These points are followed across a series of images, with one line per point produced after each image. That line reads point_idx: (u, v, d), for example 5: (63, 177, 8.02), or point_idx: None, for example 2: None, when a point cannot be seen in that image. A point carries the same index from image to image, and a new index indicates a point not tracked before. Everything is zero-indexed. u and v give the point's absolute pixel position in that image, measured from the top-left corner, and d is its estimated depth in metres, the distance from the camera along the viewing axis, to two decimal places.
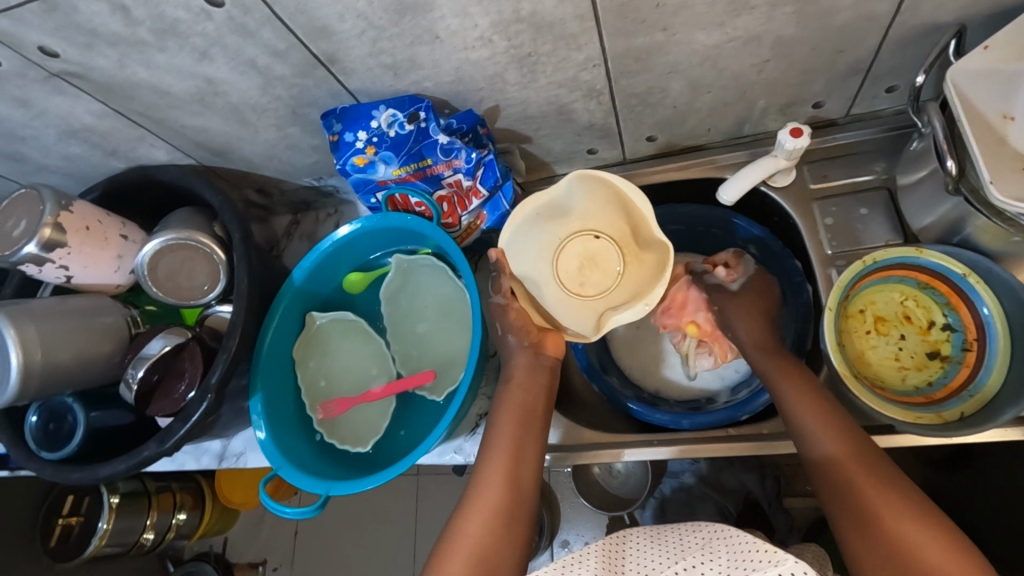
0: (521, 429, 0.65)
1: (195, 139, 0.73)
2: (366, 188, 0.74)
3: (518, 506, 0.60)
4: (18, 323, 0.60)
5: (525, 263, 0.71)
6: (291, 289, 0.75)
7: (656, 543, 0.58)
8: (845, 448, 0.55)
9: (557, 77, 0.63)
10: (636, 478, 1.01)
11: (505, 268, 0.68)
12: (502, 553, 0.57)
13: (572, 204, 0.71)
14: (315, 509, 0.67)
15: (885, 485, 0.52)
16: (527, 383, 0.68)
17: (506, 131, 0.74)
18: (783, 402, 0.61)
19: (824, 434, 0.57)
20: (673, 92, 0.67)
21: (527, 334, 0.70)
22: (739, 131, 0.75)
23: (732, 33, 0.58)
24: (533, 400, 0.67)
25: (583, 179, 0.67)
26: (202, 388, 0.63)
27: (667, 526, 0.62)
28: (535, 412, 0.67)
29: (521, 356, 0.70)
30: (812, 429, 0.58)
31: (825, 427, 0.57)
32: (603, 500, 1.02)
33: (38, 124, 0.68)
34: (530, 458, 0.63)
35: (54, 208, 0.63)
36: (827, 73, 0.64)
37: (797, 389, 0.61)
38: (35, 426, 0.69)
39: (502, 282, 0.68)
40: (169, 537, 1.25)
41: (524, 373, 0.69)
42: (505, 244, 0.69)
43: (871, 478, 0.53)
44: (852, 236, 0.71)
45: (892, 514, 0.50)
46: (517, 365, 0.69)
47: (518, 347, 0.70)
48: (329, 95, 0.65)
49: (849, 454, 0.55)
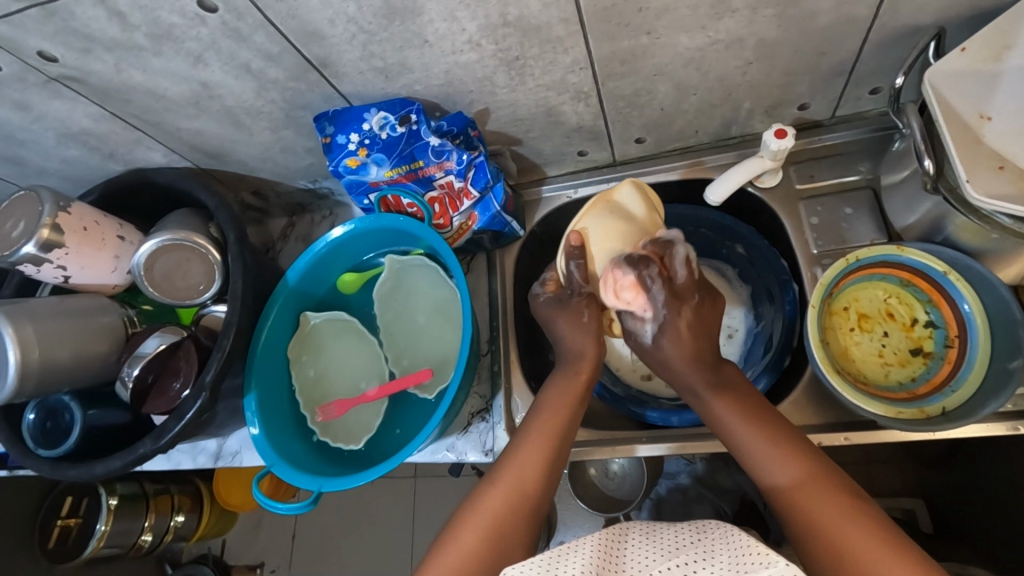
0: (568, 423, 0.64)
1: (192, 142, 0.75)
2: (359, 190, 0.74)
3: (544, 500, 0.59)
4: (17, 322, 0.61)
5: (599, 255, 0.67)
6: (286, 289, 0.76)
7: (651, 540, 0.59)
8: (803, 474, 0.52)
9: (544, 79, 0.64)
10: (631, 479, 1.01)
11: (587, 254, 0.67)
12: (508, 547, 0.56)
13: (639, 210, 0.69)
14: (307, 505, 0.66)
15: (837, 503, 0.49)
16: (585, 379, 0.67)
17: (498, 134, 0.75)
18: (729, 435, 0.58)
19: (770, 461, 0.54)
20: (659, 94, 0.68)
21: (598, 326, 0.68)
22: (727, 131, 0.77)
23: (715, 35, 0.59)
24: (582, 393, 0.66)
25: (639, 187, 0.71)
26: (197, 386, 0.64)
27: (661, 523, 0.63)
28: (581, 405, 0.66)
29: (588, 345, 0.67)
30: (762, 459, 0.55)
31: (775, 454, 0.54)
32: (598, 500, 1.01)
33: (37, 128, 0.69)
34: (565, 450, 0.63)
35: (53, 209, 0.64)
36: (811, 74, 0.66)
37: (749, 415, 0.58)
38: (32, 424, 0.70)
39: (588, 269, 0.68)
40: (167, 540, 1.26)
41: (589, 364, 0.67)
42: (585, 227, 0.68)
43: (828, 498, 0.50)
44: (838, 235, 0.72)
45: (847, 533, 0.47)
46: (584, 353, 0.67)
47: (587, 334, 0.67)
48: (322, 98, 0.67)
49: (803, 478, 0.52)
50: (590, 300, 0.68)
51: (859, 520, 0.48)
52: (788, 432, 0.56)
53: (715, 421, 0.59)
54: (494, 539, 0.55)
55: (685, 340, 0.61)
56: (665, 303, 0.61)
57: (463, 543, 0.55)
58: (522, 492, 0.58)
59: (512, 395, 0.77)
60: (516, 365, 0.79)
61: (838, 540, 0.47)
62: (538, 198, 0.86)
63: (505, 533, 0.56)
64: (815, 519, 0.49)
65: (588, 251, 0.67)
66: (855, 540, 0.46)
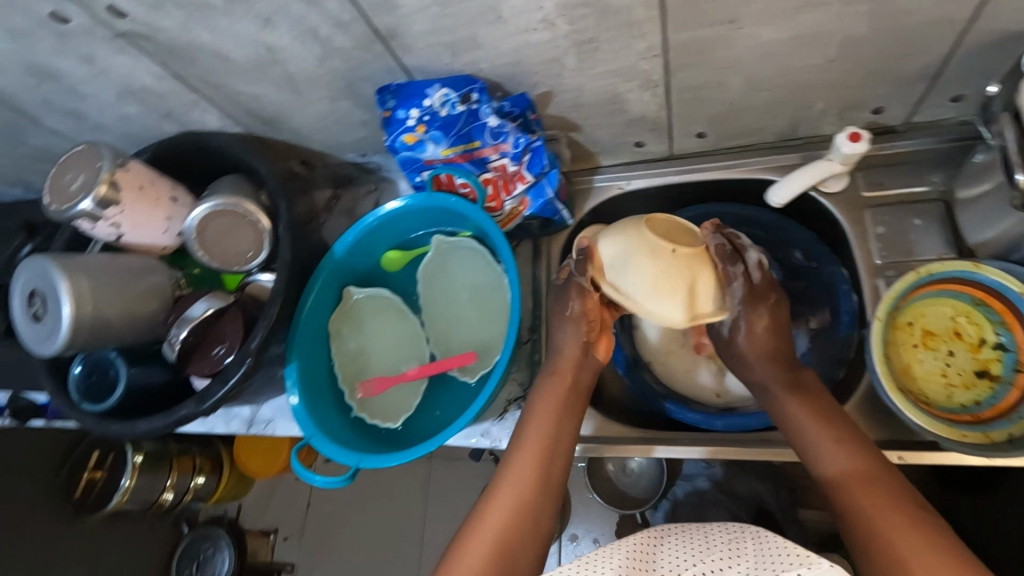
0: (554, 425, 0.64)
1: (249, 107, 0.74)
2: (413, 167, 0.73)
3: (541, 506, 0.59)
4: (73, 275, 0.61)
5: (607, 237, 0.66)
6: (331, 262, 0.75)
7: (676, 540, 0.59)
8: (858, 470, 0.54)
9: (614, 65, 0.62)
10: (647, 478, 1.04)
11: (593, 255, 0.67)
12: (521, 548, 0.57)
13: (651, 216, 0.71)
14: (344, 480, 0.66)
15: (894, 509, 0.50)
16: (567, 377, 0.67)
17: (557, 118, 0.73)
18: (797, 432, 0.59)
19: (836, 455, 0.56)
20: (729, 88, 0.66)
21: (585, 329, 0.68)
22: (793, 132, 0.74)
23: (798, 29, 0.57)
24: (568, 395, 0.66)
25: None
26: (242, 352, 0.65)
27: (673, 527, 0.62)
28: (570, 406, 0.66)
29: (567, 346, 0.69)
30: (825, 453, 0.57)
31: (836, 450, 0.56)
32: (612, 495, 1.04)
33: (99, 83, 0.69)
34: (562, 454, 0.63)
35: (111, 165, 0.64)
36: (892, 77, 0.63)
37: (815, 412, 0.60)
38: (79, 377, 0.71)
39: (588, 266, 0.67)
40: (187, 499, 1.28)
41: (570, 367, 0.68)
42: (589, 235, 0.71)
43: (884, 503, 0.51)
44: (904, 246, 0.70)
45: (901, 538, 0.48)
46: (562, 356, 0.69)
47: (568, 337, 0.69)
48: (385, 70, 0.65)
49: (858, 471, 0.54)
50: (581, 291, 0.68)
51: (914, 527, 0.49)
52: (854, 433, 0.57)
53: (784, 418, 0.61)
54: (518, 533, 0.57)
55: (763, 337, 0.64)
56: (742, 299, 0.64)
57: (470, 558, 0.55)
58: (522, 499, 0.59)
59: None
60: None
61: (892, 542, 0.49)
62: (589, 187, 0.84)
63: (513, 541, 0.56)
64: (868, 515, 0.51)
65: (595, 252, 0.67)
66: (909, 543, 0.48)
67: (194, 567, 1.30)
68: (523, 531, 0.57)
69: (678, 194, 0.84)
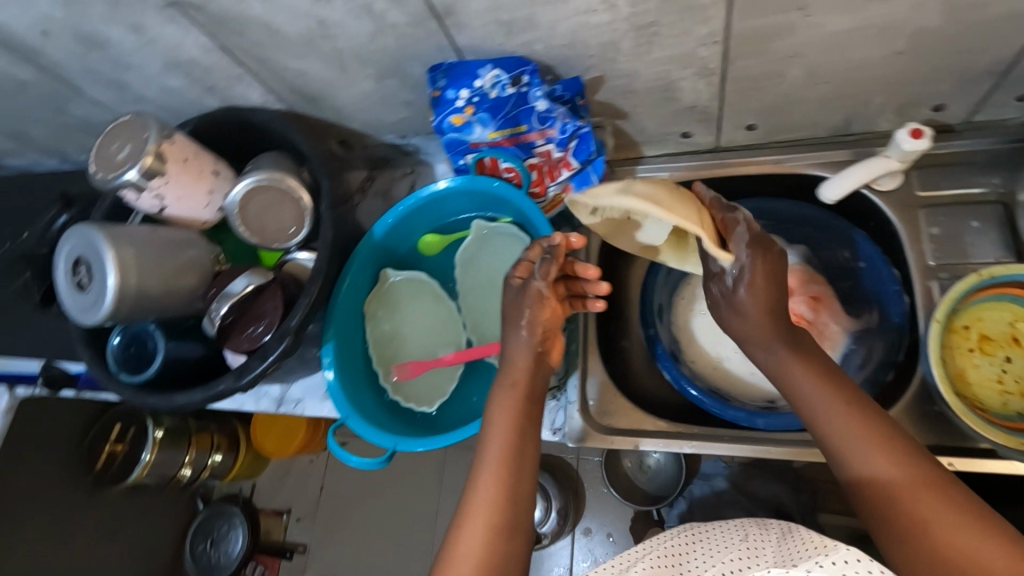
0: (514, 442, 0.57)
1: (293, 83, 0.73)
2: (457, 150, 0.72)
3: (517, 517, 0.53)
4: (118, 245, 0.61)
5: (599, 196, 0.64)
6: (370, 242, 0.75)
7: (698, 543, 0.59)
8: (878, 449, 0.50)
9: (671, 51, 0.61)
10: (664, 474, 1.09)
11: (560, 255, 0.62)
12: (510, 562, 0.51)
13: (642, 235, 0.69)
14: (382, 461, 0.66)
15: (922, 490, 0.46)
16: (522, 388, 0.61)
17: (605, 105, 0.72)
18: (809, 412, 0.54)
19: (853, 434, 0.51)
20: (787, 78, 0.64)
21: (540, 340, 0.62)
22: (846, 127, 0.72)
23: (868, 19, 0.55)
24: (524, 408, 0.59)
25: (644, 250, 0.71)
26: (281, 330, 0.64)
27: (699, 525, 0.63)
28: (527, 418, 0.59)
29: (524, 359, 0.62)
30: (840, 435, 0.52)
31: (852, 430, 0.51)
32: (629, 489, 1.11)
33: (145, 53, 0.69)
34: (528, 472, 0.56)
35: (157, 137, 0.64)
36: (958, 73, 0.61)
37: (826, 393, 0.54)
38: (117, 348, 0.71)
39: (552, 268, 0.62)
40: (204, 476, 1.29)
41: (524, 377, 0.61)
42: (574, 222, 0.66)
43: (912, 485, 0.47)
44: (959, 248, 0.68)
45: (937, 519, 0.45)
46: (517, 366, 0.61)
47: (523, 348, 0.62)
48: (435, 49, 0.64)
49: (880, 447, 0.50)
50: (543, 299, 0.62)
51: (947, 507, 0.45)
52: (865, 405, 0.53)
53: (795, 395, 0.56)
54: (505, 542, 0.52)
55: (765, 290, 0.58)
56: (748, 243, 0.58)
57: None
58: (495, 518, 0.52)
59: (586, 376, 0.75)
60: (593, 346, 0.77)
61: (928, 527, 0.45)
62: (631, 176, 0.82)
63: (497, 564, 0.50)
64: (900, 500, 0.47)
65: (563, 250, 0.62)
66: (948, 525, 0.44)
67: (208, 543, 1.32)
68: (508, 538, 0.52)
69: (721, 188, 0.82)
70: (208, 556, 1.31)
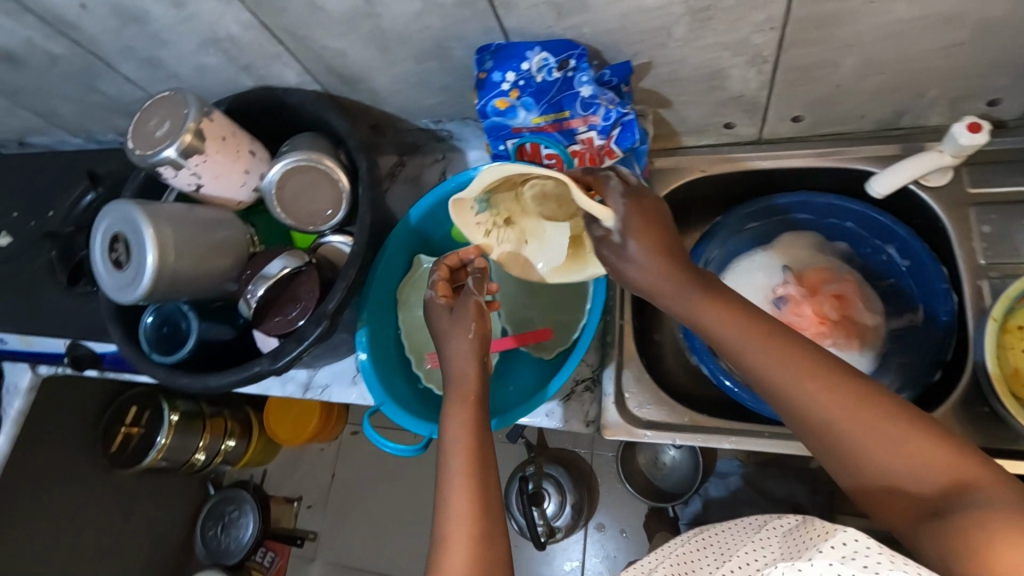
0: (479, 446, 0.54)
1: (330, 64, 0.72)
2: (498, 135, 0.71)
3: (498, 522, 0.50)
4: (157, 223, 0.60)
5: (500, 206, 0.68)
6: (406, 227, 0.73)
7: (706, 545, 0.58)
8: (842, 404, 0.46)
9: (725, 37, 0.59)
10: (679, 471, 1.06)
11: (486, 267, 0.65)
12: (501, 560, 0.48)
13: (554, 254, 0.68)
14: (418, 449, 0.65)
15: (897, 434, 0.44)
16: (474, 397, 0.58)
17: (648, 93, 0.70)
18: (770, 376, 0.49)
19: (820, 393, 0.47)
20: (841, 69, 0.62)
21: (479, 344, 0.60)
22: (895, 121, 0.70)
23: (933, 7, 0.53)
24: (479, 417, 0.57)
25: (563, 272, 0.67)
26: (317, 313, 0.63)
27: (709, 528, 0.61)
28: (485, 427, 0.56)
29: (471, 367, 0.59)
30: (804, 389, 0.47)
31: (816, 386, 0.47)
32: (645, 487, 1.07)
33: (183, 29, 0.68)
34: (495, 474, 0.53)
35: (197, 113, 0.63)
36: (1019, 67, 0.59)
37: (801, 380, 0.47)
38: (150, 327, 0.71)
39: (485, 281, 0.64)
40: (217, 461, 1.29)
41: (475, 387, 0.58)
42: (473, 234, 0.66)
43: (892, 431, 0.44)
44: (1010, 248, 0.66)
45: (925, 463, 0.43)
46: (467, 376, 0.59)
47: (469, 355, 0.60)
48: (481, 31, 0.63)
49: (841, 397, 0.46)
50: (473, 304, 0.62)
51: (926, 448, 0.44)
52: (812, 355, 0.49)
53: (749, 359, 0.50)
54: (486, 551, 0.48)
55: (653, 233, 0.55)
56: (623, 193, 0.56)
57: None
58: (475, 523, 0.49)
59: (623, 368, 0.73)
60: (630, 339, 0.75)
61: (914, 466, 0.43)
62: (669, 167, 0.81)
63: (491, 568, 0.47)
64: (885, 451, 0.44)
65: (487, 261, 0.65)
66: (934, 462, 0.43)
67: (218, 527, 1.33)
68: (489, 544, 0.48)
69: (760, 180, 0.81)
70: (218, 541, 1.32)
